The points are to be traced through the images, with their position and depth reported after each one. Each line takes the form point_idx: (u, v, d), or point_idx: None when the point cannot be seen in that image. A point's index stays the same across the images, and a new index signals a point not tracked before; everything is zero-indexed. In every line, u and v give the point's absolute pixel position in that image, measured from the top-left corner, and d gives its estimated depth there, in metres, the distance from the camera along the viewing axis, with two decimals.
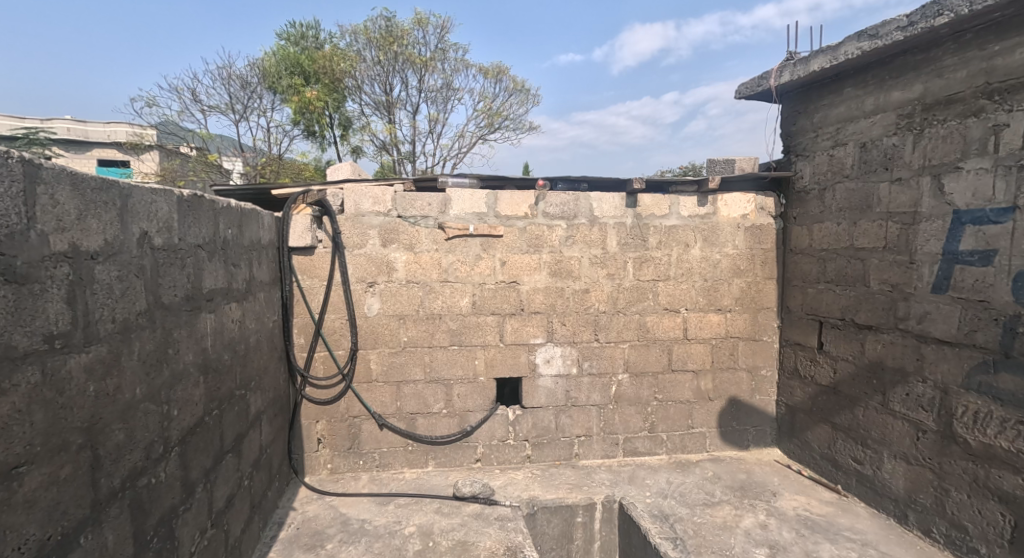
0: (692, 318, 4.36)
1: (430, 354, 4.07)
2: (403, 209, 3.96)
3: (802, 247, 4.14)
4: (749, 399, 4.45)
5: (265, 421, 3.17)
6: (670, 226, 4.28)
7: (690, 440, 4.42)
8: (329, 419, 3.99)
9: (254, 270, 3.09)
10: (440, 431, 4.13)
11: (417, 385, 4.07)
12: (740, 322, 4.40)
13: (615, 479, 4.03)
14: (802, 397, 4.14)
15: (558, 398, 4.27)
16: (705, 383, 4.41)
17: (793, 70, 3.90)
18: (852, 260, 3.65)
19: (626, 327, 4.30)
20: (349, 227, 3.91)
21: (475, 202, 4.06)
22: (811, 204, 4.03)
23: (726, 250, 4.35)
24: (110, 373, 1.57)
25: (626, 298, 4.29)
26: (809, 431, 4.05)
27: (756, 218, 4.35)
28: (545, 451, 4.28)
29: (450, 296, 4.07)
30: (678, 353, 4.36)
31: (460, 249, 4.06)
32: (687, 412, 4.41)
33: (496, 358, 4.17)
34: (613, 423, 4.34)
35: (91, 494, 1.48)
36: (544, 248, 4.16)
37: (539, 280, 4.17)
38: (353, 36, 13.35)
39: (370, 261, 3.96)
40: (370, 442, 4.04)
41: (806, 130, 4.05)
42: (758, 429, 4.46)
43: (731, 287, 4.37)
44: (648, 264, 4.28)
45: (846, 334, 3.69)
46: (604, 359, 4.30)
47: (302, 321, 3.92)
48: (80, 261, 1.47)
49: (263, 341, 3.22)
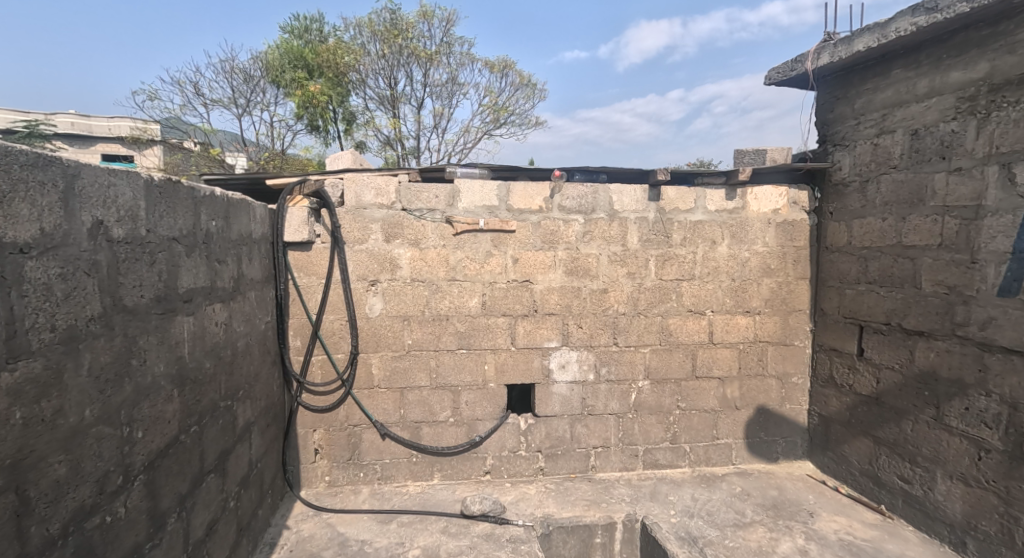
0: (718, 320, 4.05)
1: (436, 358, 3.77)
2: (408, 201, 3.67)
3: (839, 245, 3.82)
4: (779, 409, 4.13)
5: (255, 432, 2.88)
6: (695, 222, 3.97)
7: (714, 452, 4.11)
8: (327, 428, 3.68)
9: (242, 266, 2.79)
10: (446, 441, 3.83)
11: (422, 391, 3.78)
12: (770, 325, 4.09)
13: (636, 495, 3.72)
14: (838, 407, 3.82)
15: (572, 407, 3.97)
16: (731, 391, 4.10)
17: (833, 51, 3.59)
18: (900, 259, 3.34)
19: (648, 330, 3.99)
20: (350, 220, 3.62)
21: (485, 194, 3.75)
22: (850, 198, 3.71)
23: (755, 247, 4.03)
24: (46, 395, 1.28)
25: (647, 299, 3.98)
26: (847, 444, 3.73)
27: (788, 213, 4.03)
28: (559, 463, 3.97)
29: (458, 296, 3.77)
30: (703, 358, 4.06)
31: (469, 245, 3.75)
32: (712, 422, 4.10)
33: (507, 364, 3.87)
34: (632, 433, 4.04)
35: (16, 548, 1.19)
36: (560, 245, 3.85)
37: (553, 279, 3.86)
38: (357, 29, 13.03)
39: (372, 257, 3.66)
40: (371, 452, 3.74)
41: (846, 117, 3.72)
42: (788, 440, 4.14)
43: (760, 288, 4.05)
44: (671, 262, 3.97)
45: (892, 340, 3.38)
46: (624, 365, 3.99)
47: (298, 322, 3.62)
48: (6, 256, 1.19)
49: (254, 345, 2.92)
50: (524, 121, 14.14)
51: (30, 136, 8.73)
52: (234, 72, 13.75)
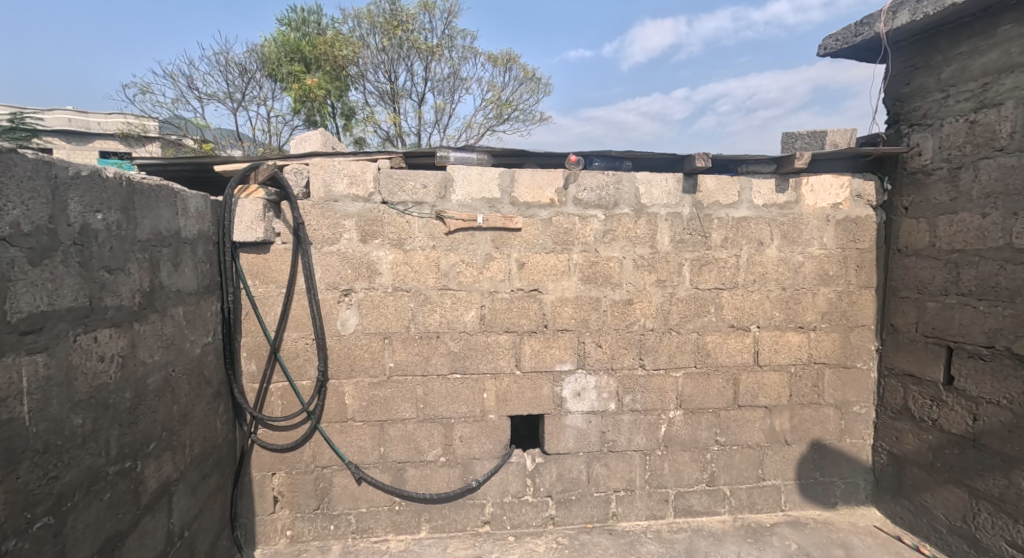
0: (765, 337, 3.35)
1: (424, 385, 3.09)
2: (390, 192, 2.99)
3: (919, 247, 3.12)
4: (837, 444, 3.42)
5: (182, 491, 2.20)
6: (739, 219, 3.28)
7: (760, 497, 3.41)
8: (288, 471, 3.00)
9: (163, 273, 2.10)
10: (435, 486, 3.14)
11: (406, 425, 3.09)
12: (827, 343, 3.38)
13: (669, 554, 3.04)
14: (916, 446, 3.12)
15: (589, 443, 3.28)
16: (781, 422, 3.40)
17: (914, 6, 2.90)
18: (1008, 266, 2.66)
19: (681, 349, 3.30)
20: (317, 214, 2.93)
21: (484, 184, 3.07)
22: (935, 189, 3.02)
23: (810, 250, 3.32)
24: None
25: (680, 313, 3.28)
26: (930, 493, 3.04)
27: (851, 208, 3.33)
28: (573, 511, 3.28)
29: (451, 309, 3.08)
30: (747, 384, 3.36)
31: (464, 247, 3.07)
32: (757, 460, 3.40)
33: (511, 392, 3.18)
34: (661, 475, 3.35)
35: None
36: (575, 246, 3.16)
37: (567, 288, 3.17)
38: (355, 21, 12.28)
39: (346, 261, 2.97)
40: (343, 501, 3.06)
41: (928, 90, 3.04)
42: (849, 482, 3.43)
43: (816, 299, 3.35)
44: (710, 268, 3.27)
45: (997, 368, 2.71)
46: (652, 393, 3.30)
47: (252, 341, 2.93)
48: None
49: (182, 376, 2.24)
50: (529, 117, 13.40)
51: (18, 132, 8.30)
52: (229, 65, 13.09)
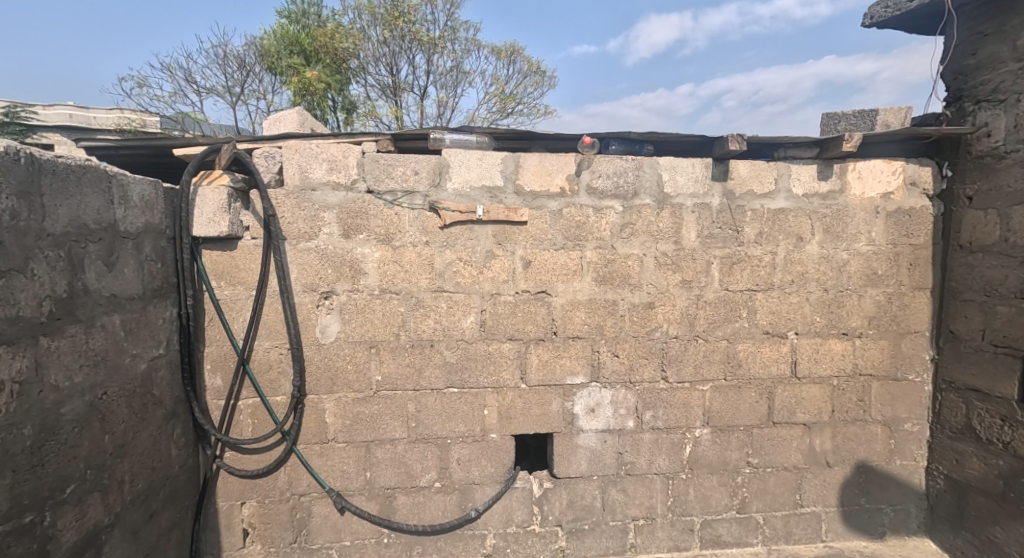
0: (804, 346, 2.93)
1: (416, 402, 2.70)
2: (376, 179, 2.59)
3: (987, 243, 2.70)
4: (885, 467, 3.02)
5: (117, 539, 1.83)
6: (776, 210, 2.86)
7: (797, 526, 3.00)
8: (259, 499, 2.62)
9: (89, 276, 1.72)
10: (429, 516, 2.76)
11: (396, 446, 2.70)
12: (875, 352, 2.97)
13: None
14: (983, 473, 2.72)
15: (604, 465, 2.88)
16: (821, 441, 2.99)
17: None
18: None
19: (709, 359, 2.90)
20: (291, 205, 2.54)
21: (485, 170, 2.67)
22: (1008, 175, 2.60)
23: (856, 246, 2.91)
24: None
25: (708, 319, 2.88)
26: (1000, 527, 2.64)
27: (904, 198, 2.90)
28: (585, 543, 2.88)
29: (447, 315, 2.68)
30: (783, 398, 2.96)
31: (462, 242, 2.67)
32: (795, 484, 2.99)
33: (515, 408, 2.79)
34: (686, 501, 2.95)
35: None
36: (589, 242, 2.76)
37: (579, 290, 2.77)
38: (355, 12, 11.84)
39: (325, 260, 2.58)
40: (324, 533, 2.68)
41: (1000, 60, 2.62)
42: (898, 509, 3.03)
43: (862, 301, 2.94)
44: (742, 266, 2.87)
45: None
46: (676, 408, 2.90)
47: (217, 351, 2.54)
48: None
49: (120, 399, 1.87)
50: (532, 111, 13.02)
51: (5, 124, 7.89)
52: (227, 59, 12.75)
